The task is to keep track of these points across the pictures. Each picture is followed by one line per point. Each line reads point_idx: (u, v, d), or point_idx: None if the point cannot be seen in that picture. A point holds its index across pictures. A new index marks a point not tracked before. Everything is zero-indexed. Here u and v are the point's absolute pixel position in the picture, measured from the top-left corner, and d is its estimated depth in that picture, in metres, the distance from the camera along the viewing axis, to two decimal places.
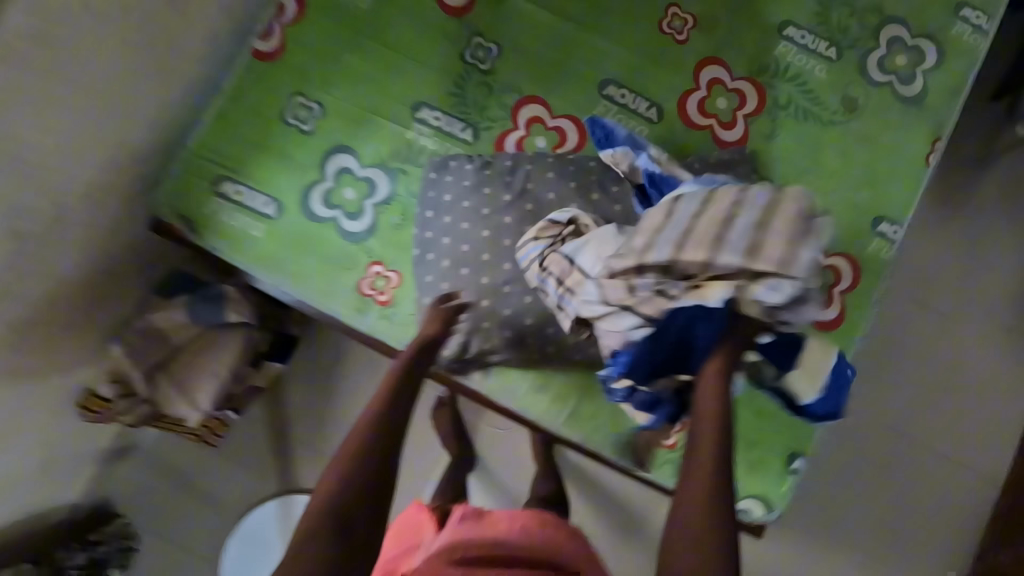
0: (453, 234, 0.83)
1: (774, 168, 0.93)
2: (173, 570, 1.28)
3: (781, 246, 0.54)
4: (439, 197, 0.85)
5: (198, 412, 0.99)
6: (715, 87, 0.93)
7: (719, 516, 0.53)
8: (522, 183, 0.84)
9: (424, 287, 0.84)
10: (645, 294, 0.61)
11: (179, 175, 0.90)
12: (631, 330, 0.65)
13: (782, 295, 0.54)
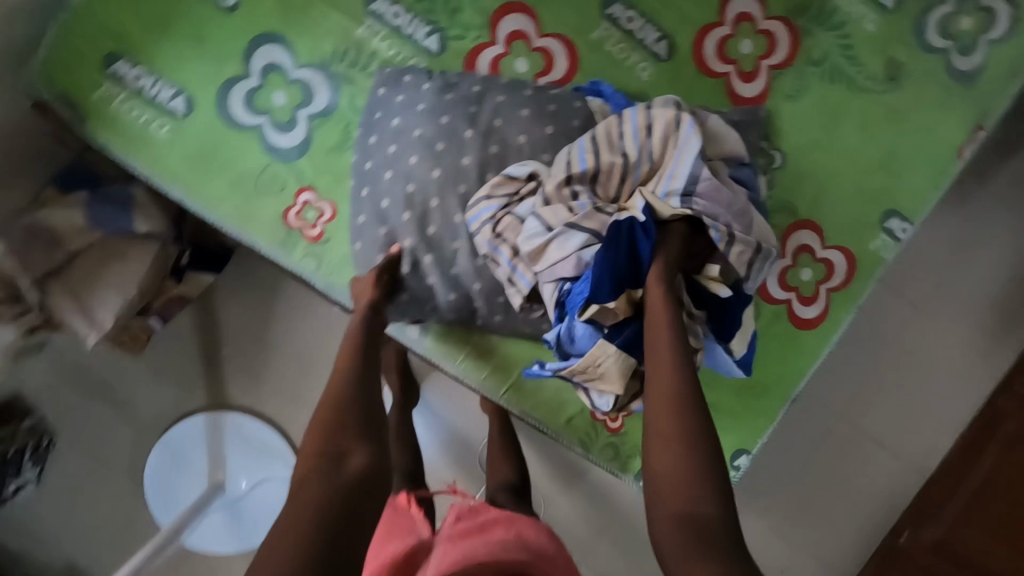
0: (397, 168, 0.69)
1: (788, 137, 0.79)
2: (93, 469, 1.24)
3: (664, 124, 0.61)
4: (386, 119, 0.70)
5: (96, 330, 0.86)
6: (742, 24, 0.76)
7: (687, 403, 0.51)
8: (488, 119, 0.69)
9: (356, 231, 0.72)
10: (586, 210, 0.60)
11: (60, 43, 0.72)
12: (583, 250, 0.59)
13: (679, 180, 0.59)
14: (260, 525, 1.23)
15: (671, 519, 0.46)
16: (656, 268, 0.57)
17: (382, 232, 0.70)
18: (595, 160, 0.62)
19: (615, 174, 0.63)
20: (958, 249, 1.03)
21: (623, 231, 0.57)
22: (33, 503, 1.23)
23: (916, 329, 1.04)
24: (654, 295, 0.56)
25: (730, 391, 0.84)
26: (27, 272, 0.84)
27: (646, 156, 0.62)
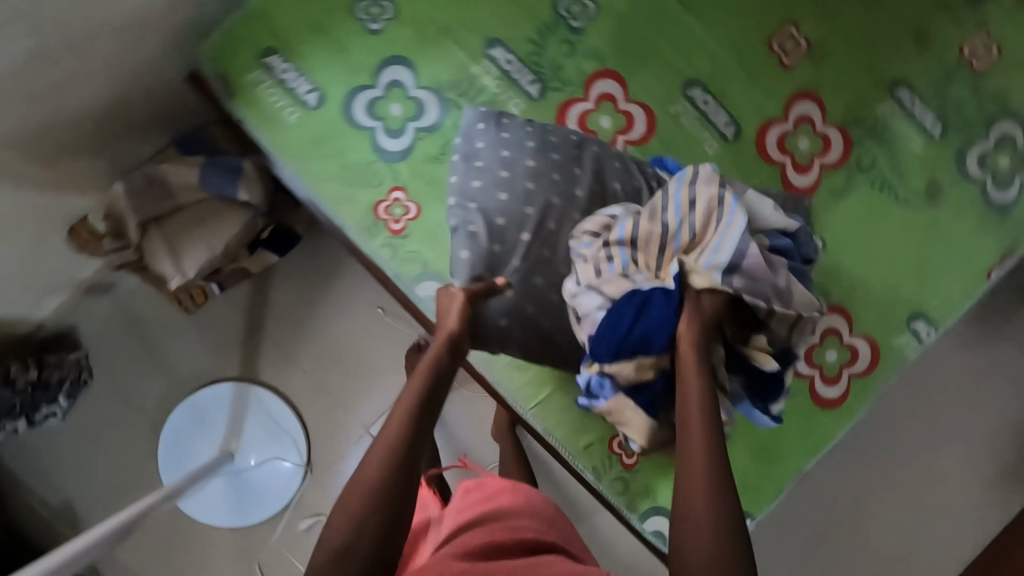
0: (512, 189, 0.77)
1: (830, 228, 0.87)
2: (116, 413, 1.29)
3: (707, 200, 0.65)
4: (503, 147, 0.80)
5: (181, 277, 0.97)
6: (803, 124, 0.87)
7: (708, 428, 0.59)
8: (592, 163, 0.80)
9: (456, 238, 0.77)
10: (610, 276, 0.67)
11: (229, 32, 0.85)
12: (597, 311, 0.68)
13: (724, 255, 0.62)
14: (263, 500, 1.27)
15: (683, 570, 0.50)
16: (684, 325, 0.63)
17: (495, 250, 0.77)
18: (634, 228, 0.67)
19: (657, 243, 0.66)
20: (976, 367, 1.07)
21: (630, 298, 0.65)
22: (52, 437, 1.28)
23: (929, 438, 1.07)
24: (686, 360, 0.62)
25: (744, 454, 0.87)
26: (136, 213, 0.95)
27: (687, 228, 0.65)
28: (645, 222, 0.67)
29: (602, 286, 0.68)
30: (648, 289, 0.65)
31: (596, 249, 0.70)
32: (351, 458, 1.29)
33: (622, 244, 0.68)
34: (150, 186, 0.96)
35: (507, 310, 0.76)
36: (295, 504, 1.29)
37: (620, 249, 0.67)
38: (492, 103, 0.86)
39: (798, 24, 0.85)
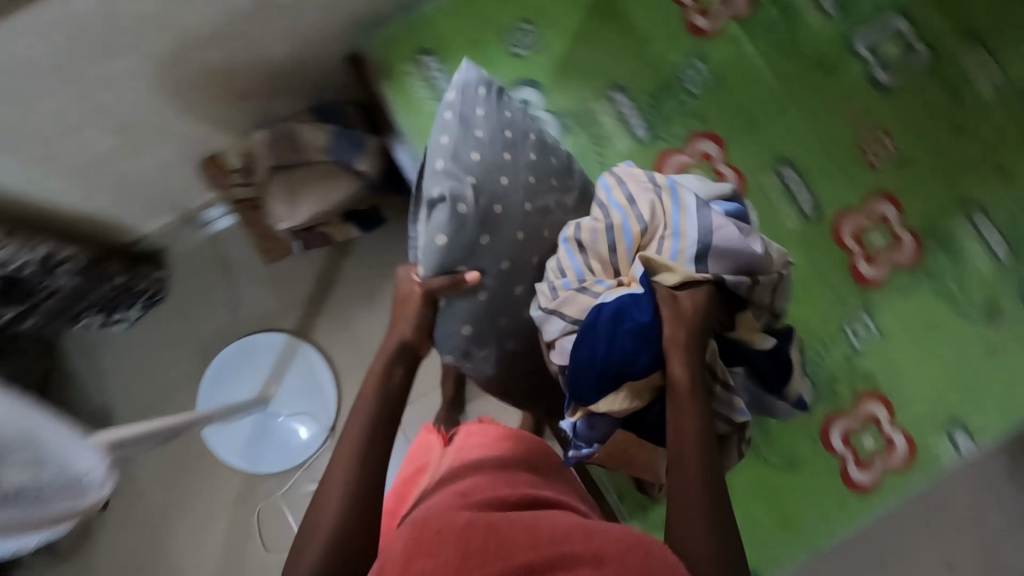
0: (507, 175, 0.80)
1: (886, 321, 0.92)
2: (176, 334, 1.39)
3: (641, 196, 0.77)
4: (500, 127, 0.82)
5: (292, 221, 1.09)
6: (878, 220, 0.93)
7: (695, 425, 0.66)
8: (580, 180, 0.88)
9: (432, 202, 0.77)
10: (568, 294, 0.74)
11: (397, 29, 0.99)
12: (565, 336, 0.75)
13: (682, 241, 0.73)
14: (281, 453, 1.32)
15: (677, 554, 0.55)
16: (667, 329, 0.69)
17: (479, 241, 0.78)
18: (576, 232, 0.77)
19: (609, 243, 0.76)
20: (1000, 503, 1.07)
21: (602, 316, 0.70)
22: (114, 340, 1.38)
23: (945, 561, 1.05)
24: (680, 377, 0.68)
25: (762, 509, 0.92)
26: (268, 158, 1.09)
27: (635, 221, 0.76)
28: (588, 226, 0.76)
29: (560, 301, 0.74)
30: (615, 299, 0.71)
31: (553, 261, 0.78)
32: None
33: (572, 250, 0.77)
34: (288, 139, 1.08)
35: (471, 314, 0.81)
36: (307, 465, 1.33)
37: (573, 258, 0.76)
38: (602, 137, 0.98)
39: (890, 134, 0.93)
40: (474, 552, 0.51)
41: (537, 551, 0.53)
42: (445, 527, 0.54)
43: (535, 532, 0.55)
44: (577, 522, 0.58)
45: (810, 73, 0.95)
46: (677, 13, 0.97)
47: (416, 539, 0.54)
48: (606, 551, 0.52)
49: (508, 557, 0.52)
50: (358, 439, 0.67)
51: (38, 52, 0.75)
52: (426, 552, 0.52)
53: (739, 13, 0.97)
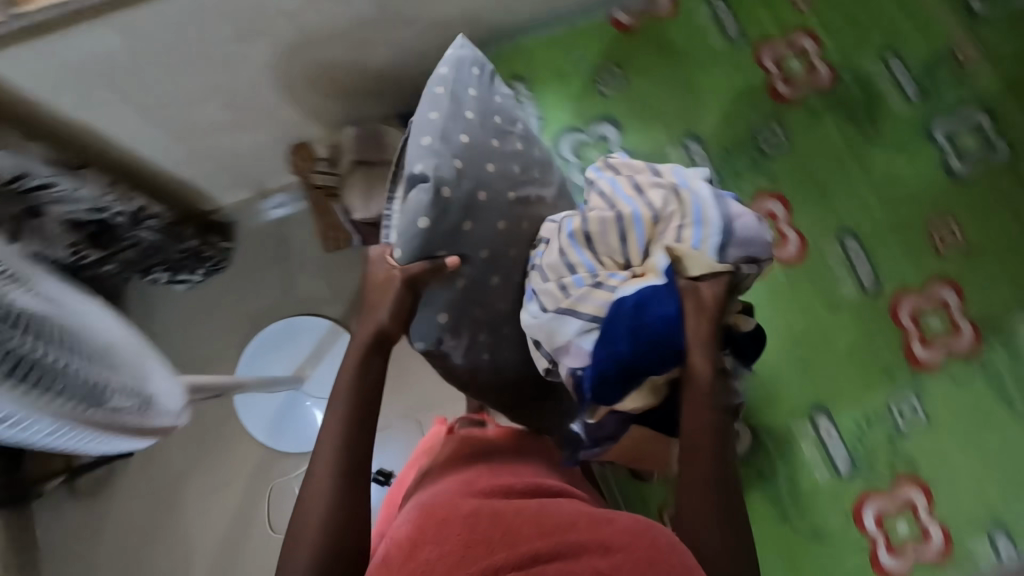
0: (494, 161, 0.81)
1: (935, 408, 0.90)
2: (229, 304, 1.45)
3: (647, 185, 0.78)
4: (490, 112, 0.84)
5: (365, 212, 1.14)
6: (937, 306, 0.92)
7: (711, 418, 0.71)
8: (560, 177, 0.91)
9: (415, 181, 0.76)
10: (585, 291, 0.74)
11: (495, 56, 1.07)
12: (582, 335, 0.75)
13: (701, 228, 0.74)
14: (310, 433, 1.35)
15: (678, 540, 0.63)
16: (693, 325, 0.73)
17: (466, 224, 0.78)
18: (584, 224, 0.77)
19: (621, 235, 0.76)
20: None
21: (624, 311, 0.72)
22: (172, 299, 1.45)
23: None
24: (702, 371, 0.71)
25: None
26: (354, 152, 1.15)
27: (648, 211, 0.76)
28: (596, 217, 0.76)
29: (577, 298, 0.74)
30: (634, 293, 0.72)
31: (560, 257, 0.77)
32: (395, 431, 1.36)
33: (581, 244, 0.77)
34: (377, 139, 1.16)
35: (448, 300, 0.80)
36: None
37: (583, 254, 0.76)
38: None
39: (961, 223, 0.94)
40: (478, 540, 0.61)
41: (540, 539, 0.61)
42: (452, 517, 0.64)
43: (538, 521, 0.64)
44: (584, 512, 0.65)
45: (886, 153, 0.98)
46: (763, 78, 1.02)
47: (426, 528, 0.64)
48: (613, 543, 0.60)
49: (512, 545, 0.60)
50: (336, 448, 0.69)
51: (190, 28, 0.85)
52: (432, 539, 0.62)
53: (822, 87, 1.01)
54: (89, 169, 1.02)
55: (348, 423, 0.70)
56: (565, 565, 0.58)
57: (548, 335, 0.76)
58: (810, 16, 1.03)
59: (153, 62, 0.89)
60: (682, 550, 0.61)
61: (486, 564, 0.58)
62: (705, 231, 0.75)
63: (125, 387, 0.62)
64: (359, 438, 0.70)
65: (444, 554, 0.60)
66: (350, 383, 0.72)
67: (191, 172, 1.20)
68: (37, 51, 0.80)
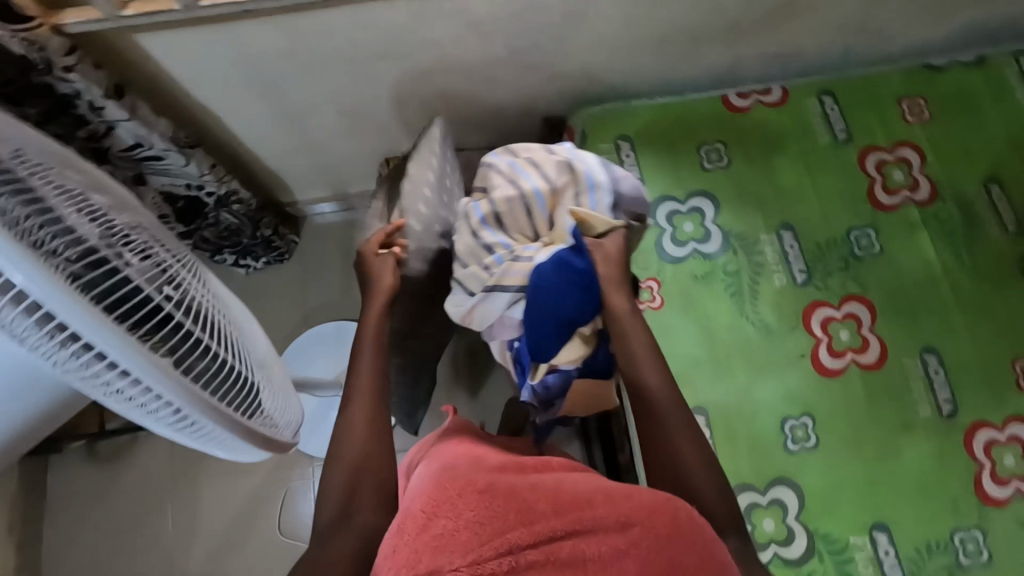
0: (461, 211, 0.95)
1: (998, 545, 0.87)
2: (282, 295, 1.45)
3: (542, 160, 0.78)
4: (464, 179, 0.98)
5: None
6: (1013, 443, 0.91)
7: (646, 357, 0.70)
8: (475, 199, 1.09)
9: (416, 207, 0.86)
10: (504, 266, 0.72)
11: (606, 112, 1.09)
12: (512, 307, 0.74)
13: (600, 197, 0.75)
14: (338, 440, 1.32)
15: (691, 508, 0.58)
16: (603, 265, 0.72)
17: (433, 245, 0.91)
18: (491, 206, 0.76)
19: (523, 212, 0.75)
20: None
21: (545, 277, 0.70)
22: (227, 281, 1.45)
23: None
24: (622, 308, 0.71)
25: None
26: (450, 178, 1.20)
27: (543, 185, 0.75)
28: (501, 197, 0.75)
29: (501, 274, 0.72)
30: (545, 260, 0.70)
31: (474, 240, 0.76)
32: None
33: (491, 226, 0.76)
34: None
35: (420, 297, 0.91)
36: None
37: (496, 234, 0.75)
38: (761, 267, 1.00)
39: None
40: (492, 516, 0.53)
41: (558, 516, 0.54)
42: (466, 490, 0.56)
43: (554, 494, 0.56)
44: (599, 486, 0.58)
45: (978, 278, 0.98)
46: (865, 182, 1.04)
47: (437, 500, 0.56)
48: (631, 512, 0.54)
49: (529, 523, 0.53)
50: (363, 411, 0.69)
51: (338, 39, 0.89)
52: (444, 512, 0.54)
53: (922, 201, 1.02)
54: (198, 148, 1.01)
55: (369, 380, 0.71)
56: (586, 545, 0.51)
57: (483, 313, 0.76)
58: (919, 132, 1.05)
59: (296, 64, 0.93)
60: (703, 524, 0.56)
61: (504, 543, 0.51)
62: (599, 196, 0.75)
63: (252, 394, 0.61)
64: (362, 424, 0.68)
65: (456, 530, 0.53)
66: (373, 347, 0.73)
67: (287, 164, 1.23)
68: (207, 38, 0.85)
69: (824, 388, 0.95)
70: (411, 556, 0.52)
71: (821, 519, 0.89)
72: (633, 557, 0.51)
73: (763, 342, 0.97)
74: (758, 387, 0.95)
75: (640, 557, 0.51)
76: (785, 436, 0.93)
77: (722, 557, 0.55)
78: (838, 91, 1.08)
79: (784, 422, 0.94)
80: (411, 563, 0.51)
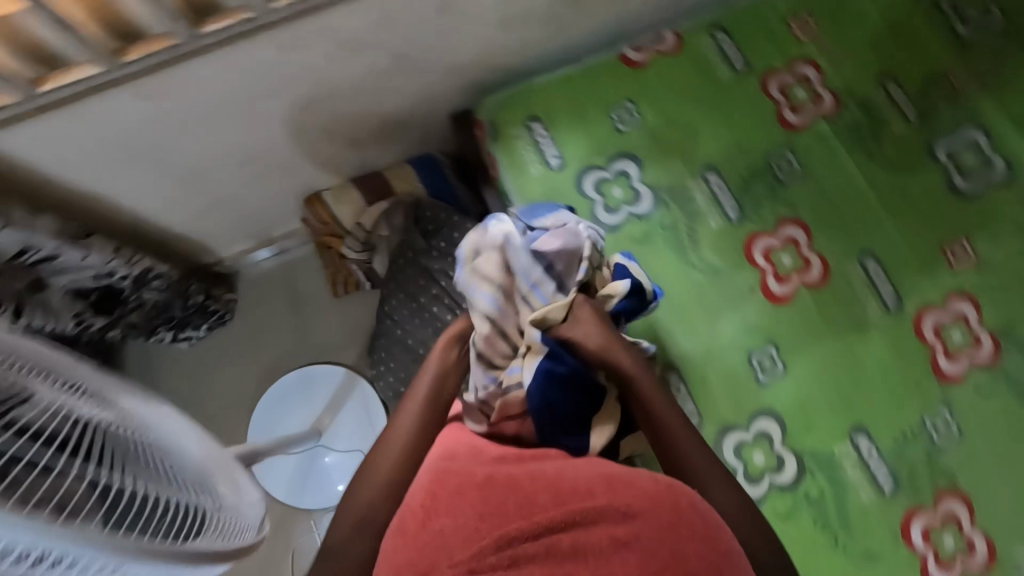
0: None
1: (965, 418, 0.93)
2: (234, 356, 1.38)
3: (485, 272, 0.82)
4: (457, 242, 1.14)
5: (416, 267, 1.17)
6: (959, 320, 0.96)
7: (665, 406, 0.75)
8: (445, 233, 1.16)
9: None
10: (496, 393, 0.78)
11: (510, 95, 1.07)
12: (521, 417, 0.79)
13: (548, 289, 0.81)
14: (331, 487, 1.29)
15: (698, 498, 0.61)
16: (591, 338, 0.77)
17: (438, 283, 1.15)
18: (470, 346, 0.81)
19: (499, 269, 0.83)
20: None
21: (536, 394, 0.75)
22: (174, 358, 1.38)
23: None
24: (627, 367, 0.77)
25: None
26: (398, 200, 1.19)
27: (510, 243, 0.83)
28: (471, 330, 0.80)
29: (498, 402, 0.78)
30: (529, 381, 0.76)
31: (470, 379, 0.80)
32: None
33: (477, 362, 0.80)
34: (431, 210, 1.18)
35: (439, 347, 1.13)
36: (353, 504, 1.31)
37: (482, 293, 0.81)
38: (696, 214, 1.02)
39: (969, 239, 0.98)
40: (493, 512, 0.57)
41: (558, 507, 0.58)
42: (466, 486, 0.60)
43: (553, 485, 0.60)
44: (603, 472, 0.62)
45: (895, 173, 1.02)
46: (772, 106, 1.06)
47: (439, 496, 0.60)
48: (631, 503, 0.57)
49: (529, 515, 0.57)
50: (407, 430, 0.76)
51: (207, 92, 0.83)
52: (443, 511, 0.59)
53: (827, 113, 1.05)
54: (94, 236, 0.97)
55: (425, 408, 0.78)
56: (586, 538, 0.55)
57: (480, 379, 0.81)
58: (810, 47, 1.07)
59: (174, 125, 0.87)
60: (705, 511, 0.59)
61: (504, 537, 0.55)
62: (542, 287, 0.81)
63: (198, 514, 0.54)
64: (395, 444, 0.75)
65: (456, 527, 0.57)
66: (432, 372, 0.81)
67: (199, 225, 1.16)
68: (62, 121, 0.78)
69: (780, 315, 0.97)
70: (412, 553, 0.57)
71: (804, 441, 0.93)
72: (634, 548, 0.54)
73: (714, 286, 0.99)
74: (720, 330, 0.98)
75: (639, 547, 0.54)
76: (754, 370, 0.96)
77: (724, 539, 0.58)
78: (728, 23, 1.08)
79: (751, 356, 0.96)
80: (411, 559, 0.56)
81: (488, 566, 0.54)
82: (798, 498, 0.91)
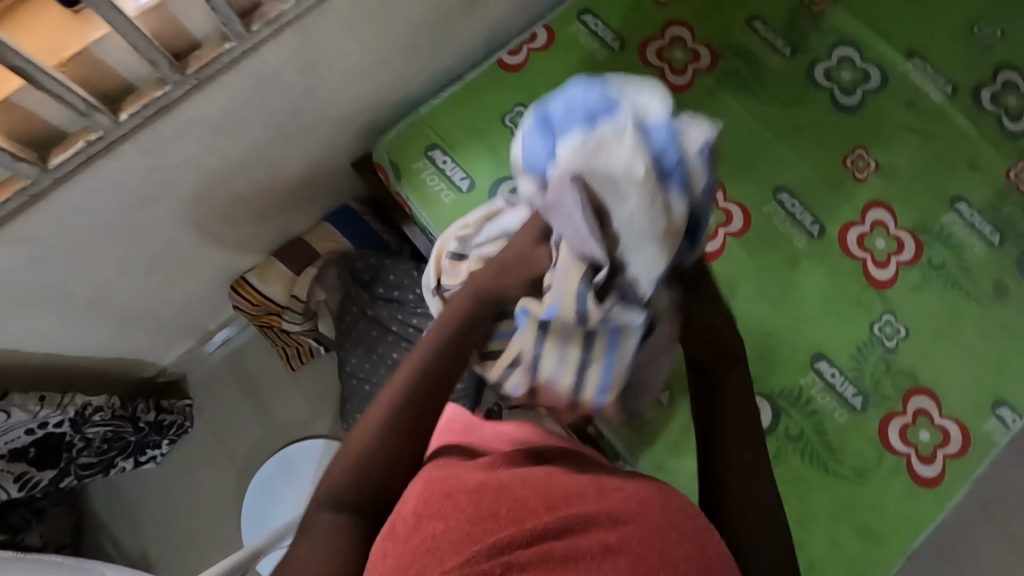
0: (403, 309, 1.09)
1: (909, 317, 0.97)
2: (204, 461, 1.33)
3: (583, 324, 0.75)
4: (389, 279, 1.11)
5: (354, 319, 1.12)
6: (878, 228, 1.00)
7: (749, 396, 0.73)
8: (374, 277, 1.12)
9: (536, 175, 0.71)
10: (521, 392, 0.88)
11: (403, 130, 1.06)
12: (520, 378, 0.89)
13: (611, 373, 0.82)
14: None
15: (688, 502, 0.61)
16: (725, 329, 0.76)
17: (392, 329, 1.09)
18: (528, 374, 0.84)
19: (595, 347, 0.79)
20: None
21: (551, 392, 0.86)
22: (142, 482, 1.31)
23: (997, 533, 1.12)
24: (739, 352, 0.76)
25: (848, 532, 0.91)
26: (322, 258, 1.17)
27: (631, 318, 0.73)
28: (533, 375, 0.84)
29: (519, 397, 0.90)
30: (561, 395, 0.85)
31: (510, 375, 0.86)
32: None
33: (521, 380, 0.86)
34: (356, 259, 1.14)
35: None
36: None
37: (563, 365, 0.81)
38: None
39: (867, 149, 1.03)
40: (484, 517, 0.53)
41: (549, 513, 0.55)
42: (457, 491, 0.55)
43: (544, 492, 0.57)
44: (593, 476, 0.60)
45: (785, 106, 1.06)
46: (655, 74, 1.08)
47: (429, 500, 0.55)
48: (619, 507, 0.56)
49: (520, 521, 0.53)
50: (407, 387, 0.64)
51: (87, 219, 0.79)
52: (436, 513, 0.53)
53: (707, 67, 1.08)
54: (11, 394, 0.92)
55: (419, 368, 0.66)
56: (578, 544, 0.52)
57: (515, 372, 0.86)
58: (675, 7, 1.09)
59: (60, 260, 0.82)
60: (693, 512, 0.59)
61: (497, 544, 0.51)
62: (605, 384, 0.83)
63: None
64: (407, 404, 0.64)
65: (448, 533, 0.52)
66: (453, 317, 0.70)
67: (125, 344, 1.10)
68: None
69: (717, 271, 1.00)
70: (403, 560, 0.50)
71: (771, 381, 0.96)
72: (624, 554, 0.52)
73: None
74: None
75: (631, 551, 0.52)
76: None
77: (711, 540, 0.58)
78: (592, 5, 1.10)
79: None
80: (402, 565, 0.50)
81: (482, 572, 0.49)
82: (782, 438, 0.94)
